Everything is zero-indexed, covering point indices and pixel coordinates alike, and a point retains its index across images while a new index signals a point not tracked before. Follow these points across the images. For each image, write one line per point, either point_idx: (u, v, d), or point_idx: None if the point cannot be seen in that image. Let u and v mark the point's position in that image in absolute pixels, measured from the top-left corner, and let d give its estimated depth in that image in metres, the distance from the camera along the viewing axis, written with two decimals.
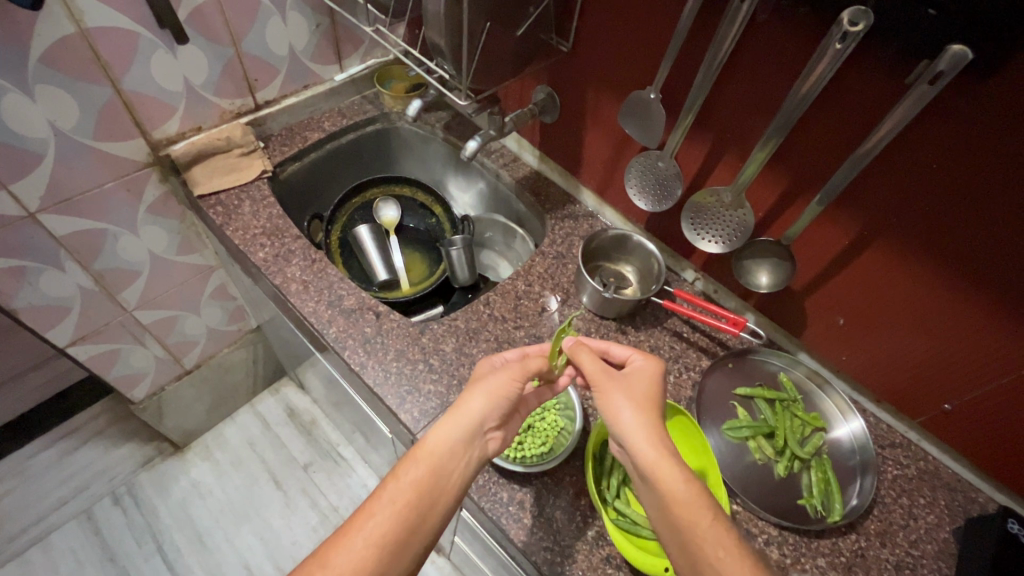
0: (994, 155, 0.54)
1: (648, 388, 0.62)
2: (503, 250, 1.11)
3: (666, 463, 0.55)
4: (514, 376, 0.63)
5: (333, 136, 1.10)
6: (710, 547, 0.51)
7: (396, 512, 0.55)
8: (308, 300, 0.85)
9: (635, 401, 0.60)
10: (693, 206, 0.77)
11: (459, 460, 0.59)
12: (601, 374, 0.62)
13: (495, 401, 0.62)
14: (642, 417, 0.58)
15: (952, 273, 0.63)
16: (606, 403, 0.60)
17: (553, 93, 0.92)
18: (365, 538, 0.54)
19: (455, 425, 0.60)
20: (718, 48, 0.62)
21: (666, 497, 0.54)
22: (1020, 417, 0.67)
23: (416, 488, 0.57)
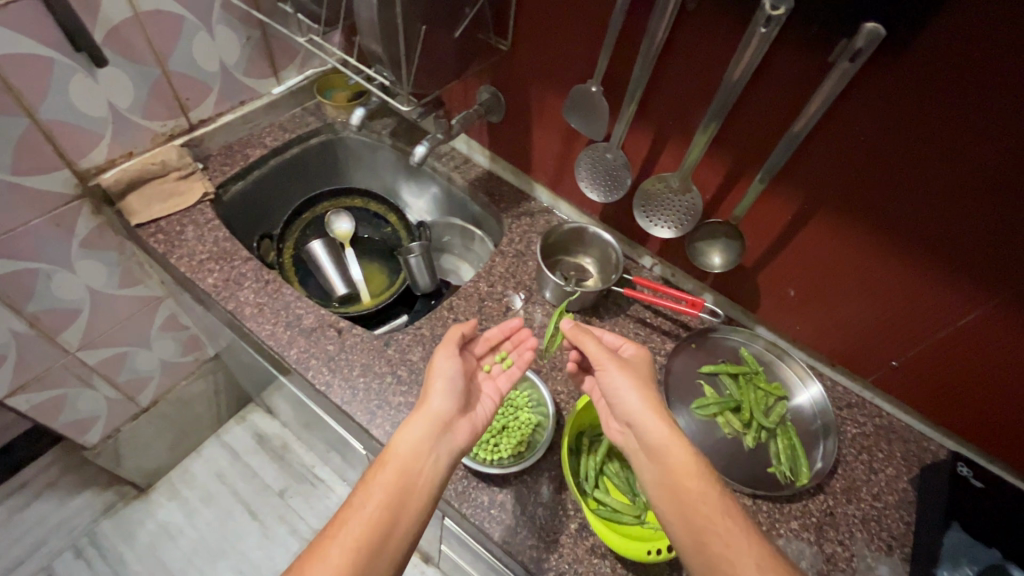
0: (915, 124, 0.57)
1: (646, 373, 0.67)
2: (462, 253, 1.13)
3: (674, 439, 0.60)
4: (449, 353, 0.69)
5: (276, 151, 1.07)
6: (714, 514, 0.54)
7: (368, 516, 0.56)
8: (265, 323, 0.82)
9: (640, 382, 0.64)
10: (642, 194, 0.79)
11: (427, 457, 0.61)
12: (609, 356, 0.66)
13: (453, 391, 0.66)
14: (648, 396, 0.63)
15: (886, 239, 0.67)
16: (613, 383, 0.64)
17: (497, 93, 0.92)
18: (339, 546, 0.54)
19: (419, 421, 0.63)
20: (652, 39, 0.63)
21: (672, 470, 0.58)
22: (957, 369, 0.72)
23: (386, 491, 0.58)
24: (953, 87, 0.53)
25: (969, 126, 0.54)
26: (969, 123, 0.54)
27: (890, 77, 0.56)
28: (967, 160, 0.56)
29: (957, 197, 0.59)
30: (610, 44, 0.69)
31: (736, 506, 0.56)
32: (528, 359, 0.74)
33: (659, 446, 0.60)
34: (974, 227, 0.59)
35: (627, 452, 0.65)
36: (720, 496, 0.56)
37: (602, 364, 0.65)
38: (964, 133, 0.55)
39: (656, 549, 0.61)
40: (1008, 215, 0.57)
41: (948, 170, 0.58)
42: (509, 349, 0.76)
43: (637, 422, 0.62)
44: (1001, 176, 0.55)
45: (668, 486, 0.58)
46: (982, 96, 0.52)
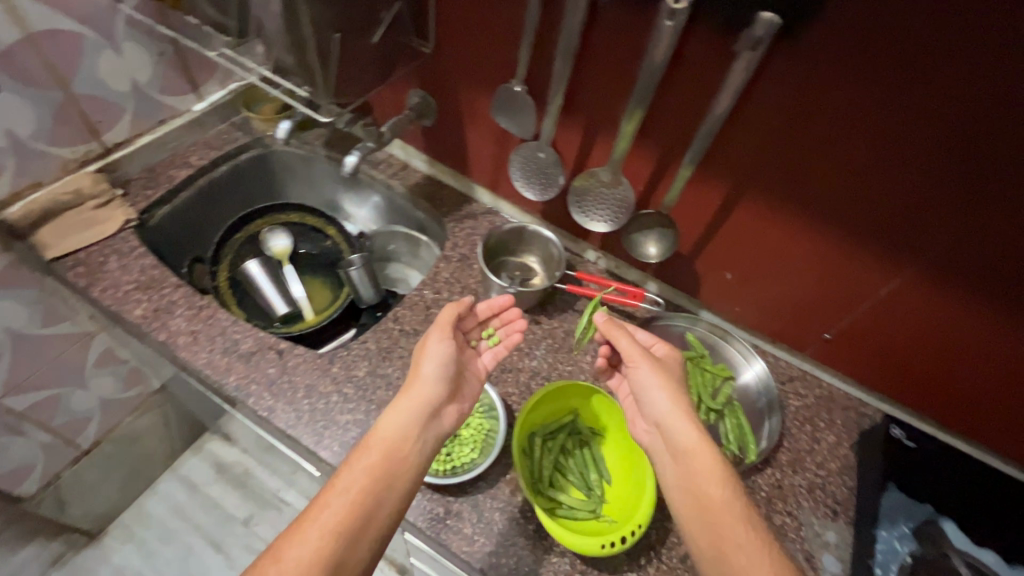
0: (832, 101, 0.59)
1: (679, 374, 0.67)
2: (410, 261, 1.08)
3: (703, 446, 0.60)
4: (441, 335, 0.68)
5: (203, 170, 1.02)
6: (736, 525, 0.55)
7: (351, 500, 0.58)
8: (200, 351, 0.78)
9: (672, 384, 0.64)
10: (576, 190, 0.79)
11: (413, 442, 0.63)
12: (642, 355, 0.65)
13: (443, 376, 0.67)
14: (680, 400, 0.63)
15: (809, 217, 0.69)
16: (644, 384, 0.64)
17: (427, 97, 0.91)
18: (321, 529, 0.56)
19: (408, 405, 0.64)
20: (567, 35, 0.64)
21: (698, 476, 0.59)
22: (884, 336, 0.76)
23: (371, 474, 0.60)
24: (865, 62, 0.55)
25: (882, 99, 0.56)
26: (883, 96, 0.56)
27: (807, 56, 0.57)
28: (882, 132, 0.58)
29: (877, 168, 0.61)
30: (529, 41, 0.68)
31: (759, 520, 0.56)
32: (514, 341, 0.74)
33: (686, 450, 0.60)
34: (894, 197, 0.62)
35: (651, 452, 0.65)
36: (743, 507, 0.57)
37: (634, 362, 0.65)
38: (878, 106, 0.57)
39: (611, 542, 0.62)
40: (922, 183, 0.60)
41: (866, 143, 0.60)
42: (498, 326, 0.77)
43: (666, 424, 0.62)
44: (913, 146, 0.58)
45: (692, 491, 0.58)
46: (892, 69, 0.54)
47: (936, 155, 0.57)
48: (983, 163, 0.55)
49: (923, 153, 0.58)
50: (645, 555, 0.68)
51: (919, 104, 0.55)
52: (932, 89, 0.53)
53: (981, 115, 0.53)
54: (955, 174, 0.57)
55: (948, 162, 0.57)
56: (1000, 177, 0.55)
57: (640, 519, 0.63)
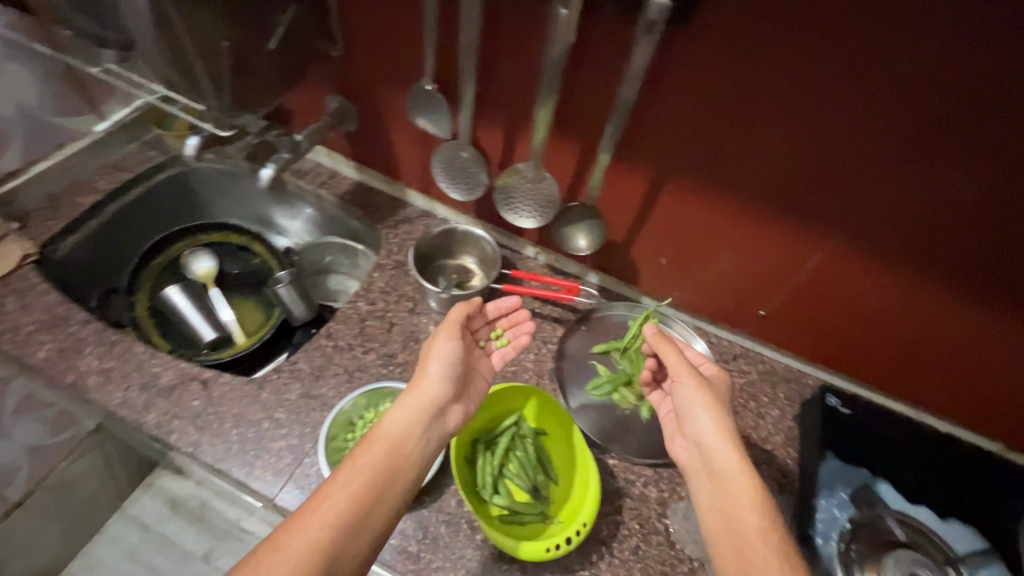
0: (745, 74, 0.58)
1: (724, 396, 0.66)
2: (349, 271, 1.02)
3: (743, 471, 0.59)
4: (449, 335, 0.68)
5: (114, 195, 0.94)
6: (769, 557, 0.53)
7: (352, 494, 0.57)
8: (115, 390, 0.73)
9: (717, 404, 0.63)
10: (501, 188, 0.78)
11: (416, 440, 0.63)
12: (691, 371, 0.65)
13: (449, 376, 0.66)
14: (725, 424, 0.62)
15: (732, 196, 0.70)
16: (688, 401, 0.64)
17: (345, 101, 0.86)
18: (320, 521, 0.54)
19: (413, 402, 0.64)
20: (468, 30, 0.61)
21: (734, 500, 0.58)
22: (816, 307, 0.77)
23: (373, 469, 0.59)
24: (774, 32, 0.54)
25: (794, 69, 0.56)
26: (792, 67, 0.56)
27: (716, 30, 0.56)
28: (796, 102, 0.58)
29: (795, 139, 0.61)
30: (432, 38, 0.66)
31: (794, 553, 0.54)
32: (523, 343, 0.75)
33: (725, 473, 0.60)
34: (814, 168, 0.62)
35: (687, 470, 0.65)
36: (777, 538, 0.55)
37: (679, 378, 0.65)
38: (788, 77, 0.57)
39: (556, 545, 0.63)
40: (837, 151, 0.60)
41: (781, 115, 0.60)
42: (505, 327, 0.77)
43: (707, 444, 0.62)
44: (824, 114, 0.58)
45: (727, 517, 0.57)
46: (800, 38, 0.54)
47: (847, 121, 0.58)
48: (892, 127, 0.56)
49: (835, 121, 0.58)
50: (596, 551, 0.68)
51: (829, 72, 0.55)
52: (840, 55, 0.53)
53: (886, 79, 0.53)
54: (868, 140, 0.58)
55: (859, 127, 0.57)
56: (908, 141, 0.57)
57: (584, 519, 0.64)
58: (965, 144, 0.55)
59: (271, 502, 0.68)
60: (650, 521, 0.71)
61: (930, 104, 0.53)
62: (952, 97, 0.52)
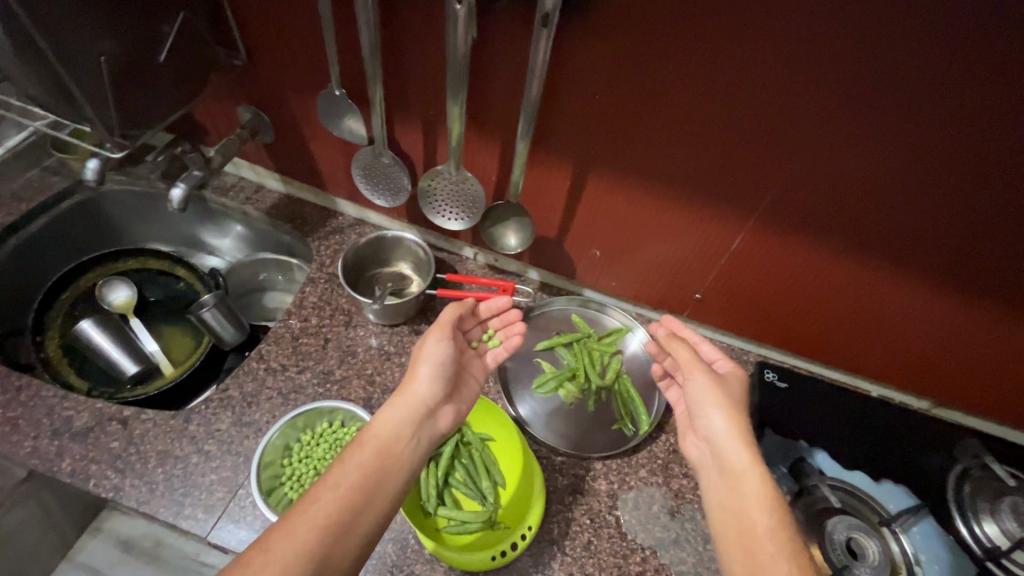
0: (656, 68, 0.58)
1: (743, 395, 0.65)
2: (286, 287, 1.00)
3: (754, 467, 0.58)
4: (440, 335, 0.69)
5: (13, 227, 0.87)
6: (776, 553, 0.52)
7: (342, 495, 0.55)
8: (22, 439, 0.68)
9: (729, 403, 0.63)
10: (423, 191, 0.76)
11: (406, 441, 0.62)
12: (702, 368, 0.66)
13: (438, 375, 0.66)
14: (740, 421, 0.62)
15: (656, 184, 0.70)
16: (699, 397, 0.64)
17: (258, 111, 0.82)
18: (308, 523, 0.51)
19: (404, 404, 0.63)
20: (366, 32, 0.59)
21: (744, 497, 0.57)
22: (746, 286, 0.79)
23: (364, 470, 0.58)
24: (681, 27, 0.54)
25: (704, 61, 0.56)
26: (701, 60, 0.56)
27: (618, 21, 0.55)
28: (709, 95, 0.58)
29: (713, 131, 0.61)
30: (332, 42, 0.63)
31: (803, 551, 0.52)
32: (515, 343, 0.74)
33: (736, 471, 0.59)
34: (733, 156, 0.63)
35: (698, 468, 0.65)
36: (789, 537, 0.53)
37: (691, 375, 0.66)
38: (700, 70, 0.57)
39: (501, 552, 0.64)
40: (756, 140, 0.61)
41: (698, 107, 0.60)
42: (497, 327, 0.77)
43: (720, 442, 0.62)
44: (738, 105, 0.58)
45: (734, 512, 0.57)
46: (706, 32, 0.53)
47: (761, 111, 0.58)
48: (796, 109, 0.57)
49: (748, 112, 0.58)
50: (548, 552, 0.67)
51: (729, 58, 0.55)
52: (738, 40, 0.53)
53: (794, 70, 0.53)
54: (776, 124, 0.59)
55: (766, 111, 0.58)
56: (812, 123, 0.57)
57: (529, 522, 0.66)
58: (872, 128, 0.56)
59: (204, 541, 0.65)
60: (601, 515, 0.71)
61: (831, 84, 0.53)
62: (854, 80, 0.53)
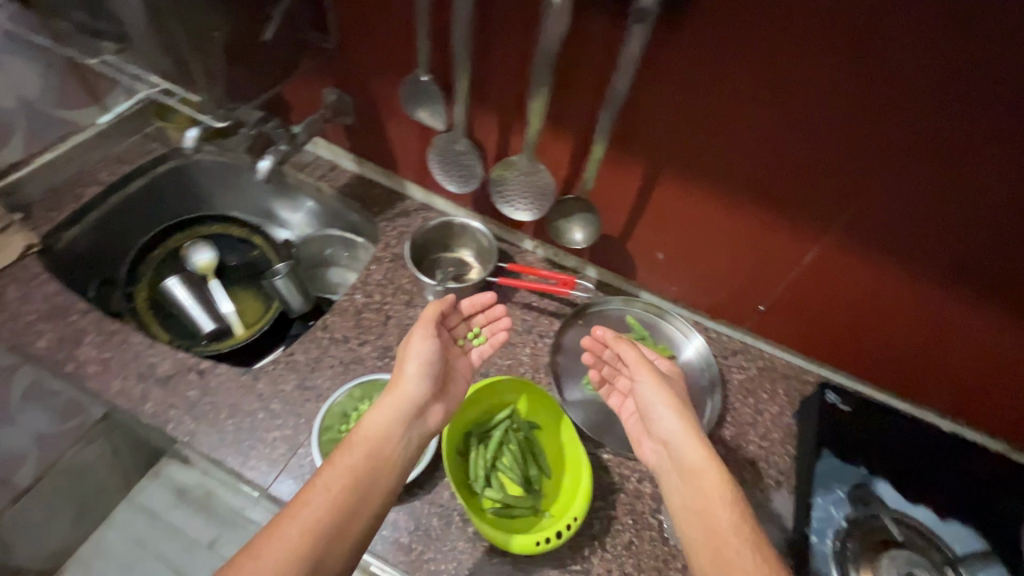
0: (744, 70, 0.57)
1: (678, 388, 0.68)
2: (349, 263, 1.02)
3: (711, 463, 0.60)
4: (425, 333, 0.67)
5: (114, 187, 0.94)
6: (742, 548, 0.53)
7: (332, 498, 0.56)
8: (112, 379, 0.74)
9: (677, 400, 0.65)
10: (495, 180, 0.77)
11: (396, 441, 0.63)
12: (648, 367, 0.67)
13: (427, 374, 0.65)
14: (687, 418, 0.64)
15: (727, 191, 0.69)
16: (646, 398, 0.66)
17: (342, 93, 0.86)
18: (300, 528, 0.53)
19: (393, 406, 0.63)
20: (460, 22, 0.61)
21: (706, 496, 0.59)
22: (813, 302, 0.76)
23: (354, 472, 0.59)
24: (775, 30, 0.53)
25: (794, 66, 0.54)
26: (793, 65, 0.54)
27: (702, 23, 0.55)
28: (797, 101, 0.57)
29: (795, 138, 0.60)
30: (424, 29, 0.65)
31: (766, 544, 0.54)
32: (500, 339, 0.74)
33: (696, 470, 0.61)
34: (806, 167, 0.62)
35: (657, 472, 0.65)
36: (753, 531, 0.55)
37: (638, 375, 0.67)
38: (789, 75, 0.55)
39: (546, 538, 0.62)
40: (840, 151, 0.59)
41: (783, 114, 0.58)
42: (482, 324, 0.76)
43: (675, 442, 0.63)
44: (825, 114, 0.57)
45: (699, 511, 0.58)
46: (800, 35, 0.52)
47: (850, 122, 0.56)
48: (876, 120, 0.55)
49: (836, 121, 0.57)
50: (589, 546, 0.67)
51: (810, 64, 0.54)
52: (820, 45, 0.52)
53: (890, 80, 0.52)
54: (854, 134, 0.57)
55: (844, 120, 0.56)
56: (895, 134, 0.55)
57: (575, 513, 0.63)
58: (960, 143, 0.53)
59: (265, 491, 0.69)
60: (643, 516, 0.70)
61: (916, 94, 0.52)
62: (942, 91, 0.51)
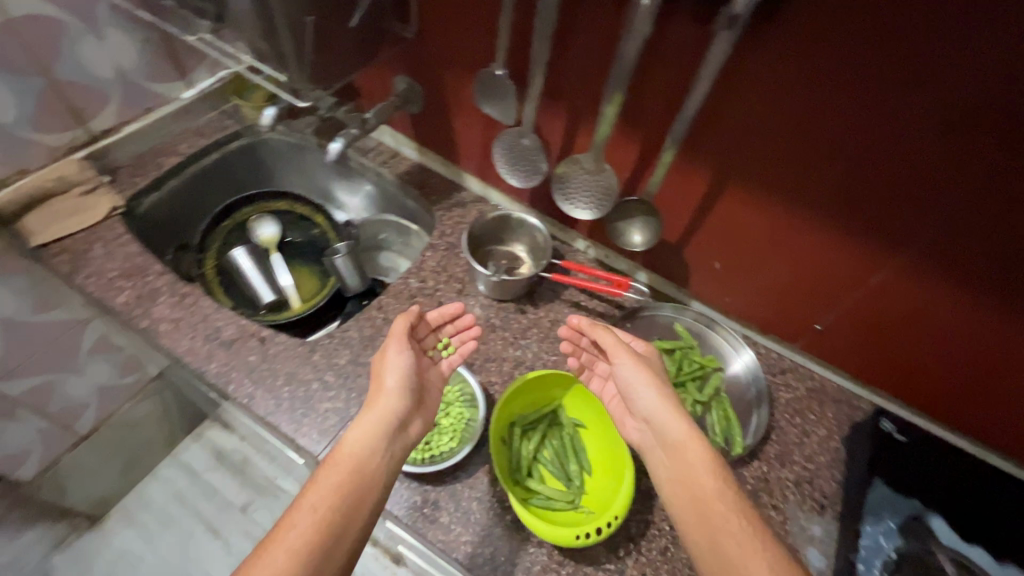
0: (830, 79, 0.55)
1: (657, 366, 0.67)
2: (401, 250, 1.05)
3: (693, 435, 0.60)
4: (399, 347, 0.66)
5: (193, 158, 1.00)
6: (730, 514, 0.54)
7: (319, 518, 0.54)
8: (182, 339, 0.79)
9: (656, 377, 0.64)
10: (558, 177, 0.78)
11: (381, 454, 0.60)
12: (626, 349, 0.65)
13: (406, 388, 0.65)
14: (666, 395, 0.62)
15: (796, 204, 0.67)
16: (626, 378, 0.64)
17: (413, 83, 0.88)
18: (287, 552, 0.51)
19: (374, 420, 0.61)
20: (544, 19, 0.62)
21: (691, 470, 0.58)
22: (876, 325, 0.73)
23: (339, 489, 0.56)
24: (869, 37, 0.51)
25: (884, 78, 0.53)
26: (882, 77, 0.53)
27: (790, 30, 0.54)
28: (882, 115, 0.55)
29: (874, 153, 0.58)
30: (507, 24, 0.67)
31: (751, 508, 0.55)
32: (469, 349, 0.73)
33: (679, 445, 0.60)
34: (884, 185, 0.59)
35: (642, 451, 0.64)
36: (737, 500, 0.55)
37: (616, 358, 0.65)
38: (877, 87, 0.53)
39: (586, 533, 0.62)
40: (924, 168, 0.56)
41: (864, 126, 0.57)
42: (451, 334, 0.75)
43: (657, 420, 0.62)
44: (911, 129, 0.54)
45: (687, 484, 0.57)
46: (895, 47, 0.50)
47: (938, 142, 0.54)
48: (967, 140, 0.52)
49: (922, 139, 0.54)
50: (624, 547, 0.67)
51: (901, 78, 0.52)
52: (914, 59, 0.50)
53: (990, 96, 0.49)
54: (939, 154, 0.54)
55: (930, 139, 0.54)
56: (986, 157, 0.52)
57: (616, 510, 0.63)
58: None
59: (314, 459, 0.71)
60: None
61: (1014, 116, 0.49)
62: None
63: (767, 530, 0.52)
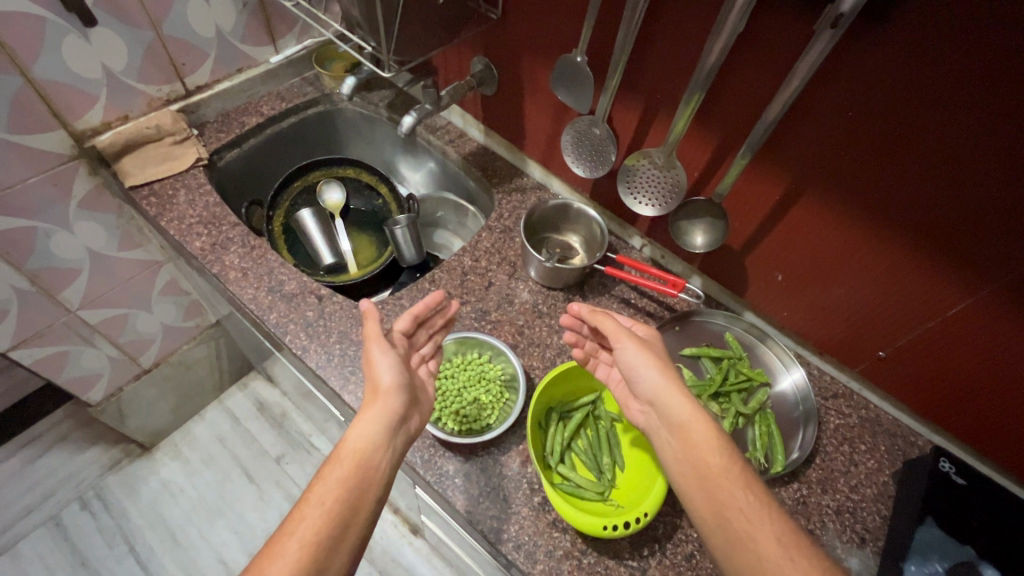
0: (928, 93, 0.52)
1: (659, 351, 0.65)
2: (456, 229, 1.09)
3: (698, 416, 0.58)
4: (383, 347, 0.63)
5: (273, 120, 1.04)
6: (735, 489, 0.54)
7: (328, 511, 0.53)
8: (248, 287, 0.83)
9: (661, 361, 0.62)
10: (626, 169, 0.78)
11: (384, 449, 0.59)
12: (629, 334, 0.64)
13: (401, 384, 0.63)
14: (668, 375, 0.61)
15: (875, 223, 0.64)
16: (629, 362, 0.62)
17: (490, 64, 0.89)
18: (298, 542, 0.51)
19: (373, 417, 0.60)
20: (634, 8, 0.61)
21: (695, 449, 0.57)
22: (948, 360, 0.69)
23: (344, 484, 0.56)
24: (984, 56, 0.47)
25: (992, 102, 0.49)
26: (985, 98, 0.49)
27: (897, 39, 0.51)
28: (981, 137, 0.51)
29: (966, 179, 0.54)
30: (593, 12, 0.66)
31: (756, 482, 0.55)
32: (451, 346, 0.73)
33: (684, 424, 0.59)
34: (976, 215, 0.56)
35: (648, 433, 0.64)
36: (742, 473, 0.55)
37: (619, 343, 0.63)
38: (980, 107, 0.50)
39: (612, 526, 0.61)
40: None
41: (959, 150, 0.53)
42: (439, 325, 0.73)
43: (662, 403, 0.60)
44: (1011, 159, 0.51)
45: (693, 462, 0.57)
46: (1006, 66, 0.47)
47: None
48: None
49: None
50: (648, 546, 0.67)
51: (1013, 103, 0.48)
52: None
53: None
54: None
55: None
56: None
57: (646, 508, 0.62)
58: None
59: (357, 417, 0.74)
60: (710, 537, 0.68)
61: None
62: None
63: (771, 502, 0.53)
